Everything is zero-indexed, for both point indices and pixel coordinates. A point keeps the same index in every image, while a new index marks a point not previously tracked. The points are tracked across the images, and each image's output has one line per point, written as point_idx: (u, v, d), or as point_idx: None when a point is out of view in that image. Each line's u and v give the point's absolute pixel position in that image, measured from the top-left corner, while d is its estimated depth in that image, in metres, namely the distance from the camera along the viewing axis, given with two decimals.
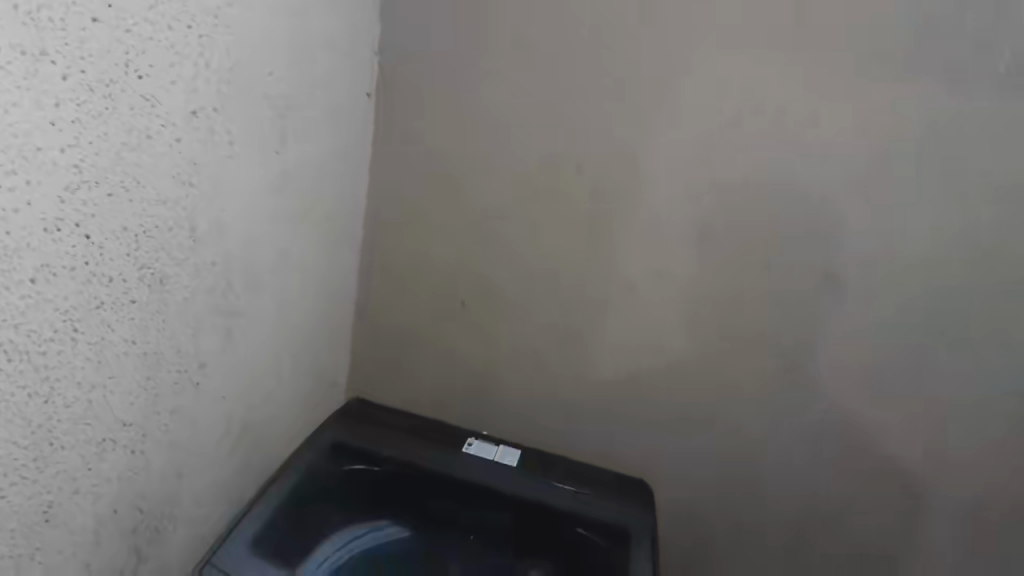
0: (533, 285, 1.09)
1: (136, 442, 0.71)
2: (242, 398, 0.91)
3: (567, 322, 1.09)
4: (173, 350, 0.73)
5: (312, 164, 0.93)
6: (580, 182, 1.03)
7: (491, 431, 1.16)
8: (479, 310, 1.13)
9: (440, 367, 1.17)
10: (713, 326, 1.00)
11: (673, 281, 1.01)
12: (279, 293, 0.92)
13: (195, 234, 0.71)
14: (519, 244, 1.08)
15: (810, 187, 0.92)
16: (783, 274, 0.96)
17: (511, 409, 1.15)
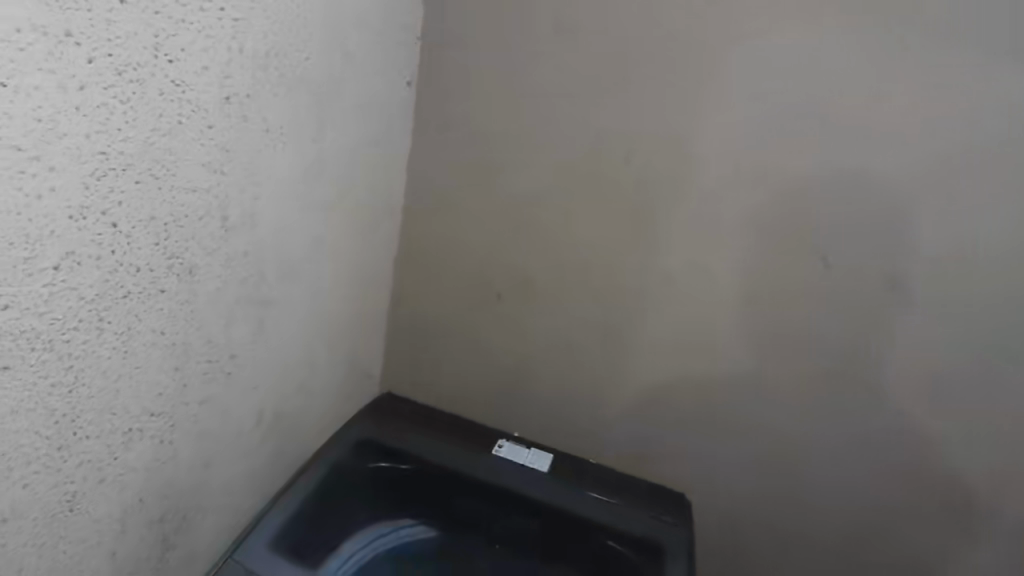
0: (572, 281, 1.05)
1: (163, 433, 0.70)
2: (273, 388, 0.90)
3: (609, 321, 1.04)
4: (202, 341, 0.72)
5: (349, 153, 0.91)
6: (623, 176, 0.99)
7: (524, 430, 1.14)
8: (516, 303, 1.09)
9: (473, 362, 1.14)
10: (756, 331, 0.97)
11: (718, 285, 0.97)
12: (313, 283, 0.91)
13: (226, 223, 0.70)
14: (558, 238, 1.04)
15: (862, 193, 0.88)
16: (839, 281, 0.91)
17: (546, 407, 1.11)
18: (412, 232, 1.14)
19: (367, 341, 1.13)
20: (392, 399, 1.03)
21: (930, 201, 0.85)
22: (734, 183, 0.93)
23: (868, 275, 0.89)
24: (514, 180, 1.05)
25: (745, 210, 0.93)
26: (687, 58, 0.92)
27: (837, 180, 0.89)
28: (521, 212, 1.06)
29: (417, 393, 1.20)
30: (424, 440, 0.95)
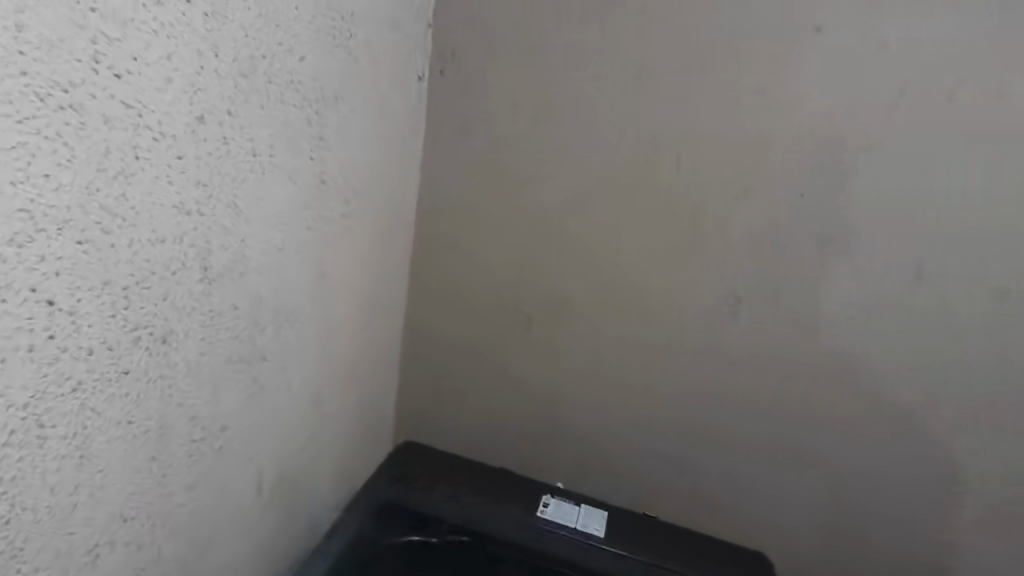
0: (619, 304, 0.90)
1: (141, 537, 0.57)
2: (278, 451, 0.76)
3: (657, 342, 0.90)
4: (183, 420, 0.58)
5: (356, 170, 0.75)
6: (676, 181, 0.84)
7: (559, 472, 0.98)
8: (550, 328, 0.94)
9: (498, 394, 0.99)
10: (836, 361, 0.83)
11: (793, 311, 0.83)
12: (320, 326, 0.76)
13: (207, 275, 0.55)
14: (601, 254, 0.89)
15: (949, 206, 0.76)
16: (933, 305, 0.78)
17: (583, 444, 0.96)
18: (423, 251, 0.98)
19: (381, 380, 0.98)
20: (410, 450, 0.89)
21: None
22: (810, 192, 0.80)
23: (965, 296, 0.77)
24: (545, 187, 0.90)
25: (827, 220, 0.80)
26: (753, 48, 0.79)
27: (921, 192, 0.77)
28: (555, 225, 0.91)
29: (432, 434, 1.04)
30: (455, 501, 0.82)
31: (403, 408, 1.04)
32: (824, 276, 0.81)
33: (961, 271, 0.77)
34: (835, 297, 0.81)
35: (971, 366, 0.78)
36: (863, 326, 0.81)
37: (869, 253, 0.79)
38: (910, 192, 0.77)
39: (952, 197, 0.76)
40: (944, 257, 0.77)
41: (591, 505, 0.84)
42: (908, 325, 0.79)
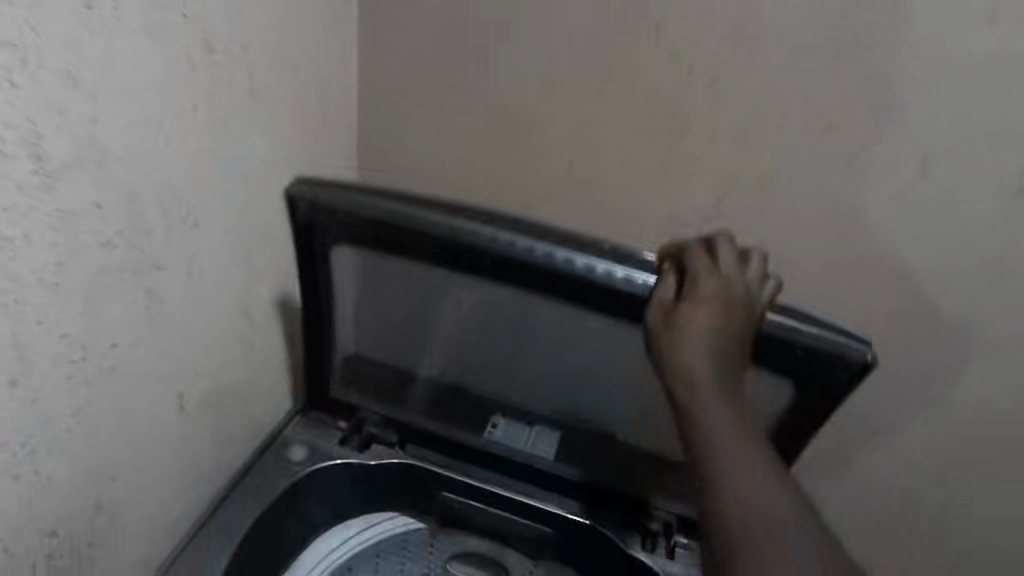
0: (604, 186, 0.78)
1: (18, 465, 0.51)
2: (196, 365, 0.69)
3: (680, 183, 0.75)
4: (49, 338, 0.50)
5: (244, 30, 0.61)
6: (660, 13, 0.69)
7: (553, 199, 0.81)
8: (539, 180, 0.81)
9: (508, 162, 0.81)
10: (844, 257, 0.73)
11: (781, 209, 0.73)
12: (229, 223, 0.66)
13: (42, 166, 0.45)
14: (576, 125, 0.76)
15: (970, 77, 0.62)
16: (939, 201, 0.67)
17: (586, 211, 0.80)
18: (375, 125, 0.85)
19: None
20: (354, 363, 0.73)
21: None
22: (804, 60, 0.66)
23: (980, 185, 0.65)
24: (508, 37, 0.75)
25: (824, 95, 0.67)
26: None
27: (941, 54, 0.62)
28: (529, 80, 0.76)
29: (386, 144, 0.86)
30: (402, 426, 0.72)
31: (361, 141, 0.86)
32: (823, 160, 0.69)
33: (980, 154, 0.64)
34: (835, 191, 0.70)
35: (977, 270, 0.68)
36: (858, 223, 0.71)
37: (871, 136, 0.67)
38: (927, 54, 0.62)
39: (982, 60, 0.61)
40: (964, 135, 0.64)
41: (545, 433, 0.70)
42: (913, 219, 0.68)
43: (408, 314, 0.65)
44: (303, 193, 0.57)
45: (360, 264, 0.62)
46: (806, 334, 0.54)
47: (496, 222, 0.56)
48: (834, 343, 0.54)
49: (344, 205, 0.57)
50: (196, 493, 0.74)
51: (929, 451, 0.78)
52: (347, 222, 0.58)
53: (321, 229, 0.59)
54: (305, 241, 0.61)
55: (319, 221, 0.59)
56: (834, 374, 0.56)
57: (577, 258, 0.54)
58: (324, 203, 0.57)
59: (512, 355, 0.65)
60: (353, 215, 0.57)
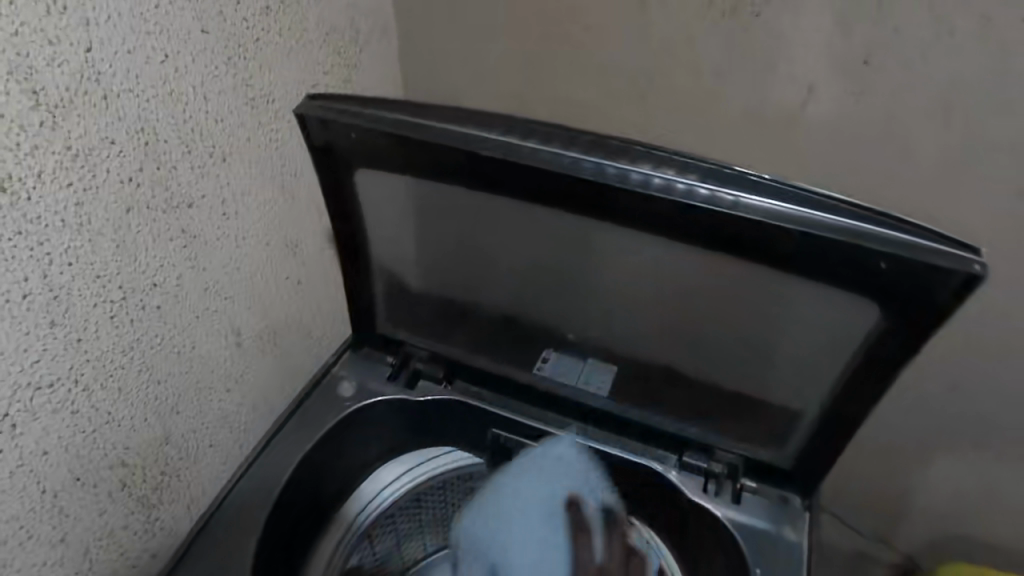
0: (673, 89, 0.70)
1: (76, 402, 0.53)
2: (247, 302, 0.69)
3: (756, 80, 0.66)
4: (83, 279, 0.50)
5: None
6: None
7: (607, 107, 0.74)
8: (591, 81, 0.73)
9: (557, 63, 0.74)
10: (952, 156, 0.64)
11: (882, 100, 0.63)
12: (259, 156, 0.64)
13: (41, 99, 0.43)
14: (639, 18, 0.67)
15: None
16: None
17: (646, 117, 0.73)
18: (422, 34, 0.79)
19: None
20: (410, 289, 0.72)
21: None
22: None
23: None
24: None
25: None
26: None
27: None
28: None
29: (428, 66, 0.81)
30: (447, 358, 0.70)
31: (404, 66, 0.82)
32: (948, 28, 0.57)
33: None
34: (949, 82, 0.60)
35: None
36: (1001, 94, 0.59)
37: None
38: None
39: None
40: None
41: (597, 368, 0.65)
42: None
43: (447, 238, 0.60)
44: (312, 111, 0.52)
45: (385, 185, 0.57)
46: (887, 242, 0.42)
47: (526, 137, 0.48)
48: (930, 252, 0.42)
49: (353, 120, 0.51)
50: (261, 423, 0.76)
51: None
52: (360, 141, 0.52)
53: (334, 149, 0.54)
54: (325, 163, 0.56)
55: (333, 141, 0.53)
56: (928, 294, 0.43)
57: (622, 165, 0.46)
58: (331, 122, 0.52)
59: (556, 281, 0.60)
60: (366, 132, 0.51)
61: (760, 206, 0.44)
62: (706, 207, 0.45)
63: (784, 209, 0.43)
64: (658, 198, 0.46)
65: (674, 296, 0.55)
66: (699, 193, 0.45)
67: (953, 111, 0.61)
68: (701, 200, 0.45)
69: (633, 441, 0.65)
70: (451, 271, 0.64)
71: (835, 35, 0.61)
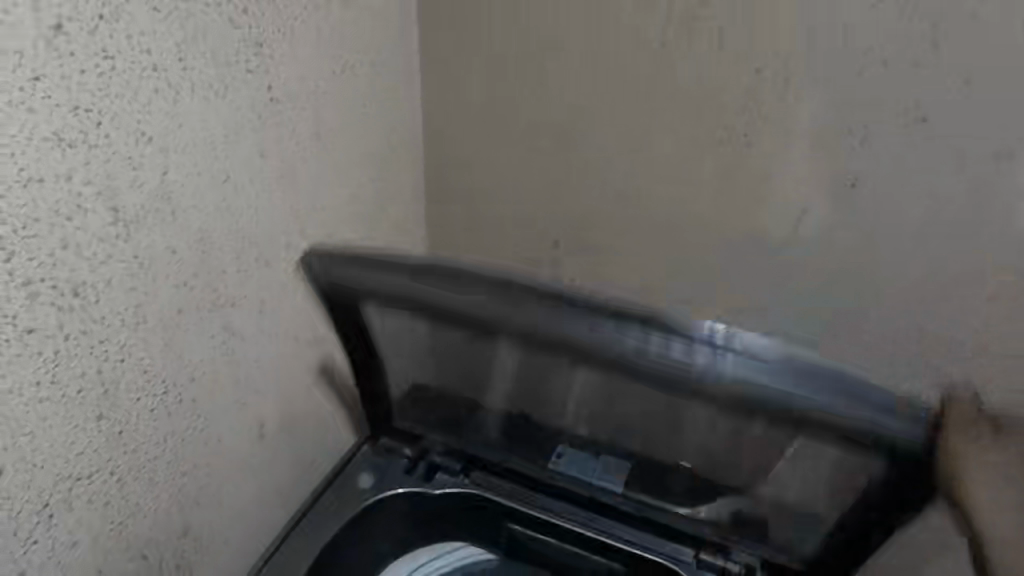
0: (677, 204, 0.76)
1: (108, 494, 0.55)
2: (275, 399, 0.72)
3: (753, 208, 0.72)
4: (132, 375, 0.54)
5: (316, 102, 0.66)
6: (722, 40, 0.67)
7: (617, 226, 0.80)
8: (601, 203, 0.80)
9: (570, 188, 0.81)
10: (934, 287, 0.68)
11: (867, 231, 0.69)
12: (299, 271, 0.70)
13: (119, 216, 0.49)
14: (645, 142, 0.74)
15: None
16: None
17: (652, 237, 0.79)
18: (447, 151, 0.86)
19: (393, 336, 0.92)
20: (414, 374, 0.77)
21: None
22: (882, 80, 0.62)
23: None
24: (572, 61, 0.74)
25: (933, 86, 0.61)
26: None
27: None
28: (595, 106, 0.75)
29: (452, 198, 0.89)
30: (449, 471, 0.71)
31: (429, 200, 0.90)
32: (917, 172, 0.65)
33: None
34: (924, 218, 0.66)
35: None
36: (979, 222, 0.64)
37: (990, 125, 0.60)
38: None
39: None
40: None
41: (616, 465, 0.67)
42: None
43: (445, 370, 0.65)
44: (325, 265, 0.60)
45: (386, 324, 0.62)
46: (837, 412, 0.47)
47: None
48: (876, 420, 0.47)
49: (363, 281, 0.58)
50: (271, 523, 0.76)
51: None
52: (361, 290, 0.59)
53: (337, 295, 0.61)
54: (335, 307, 0.63)
55: (340, 288, 0.60)
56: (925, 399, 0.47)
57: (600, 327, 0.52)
58: (340, 279, 0.59)
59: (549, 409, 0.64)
60: (369, 286, 0.58)
61: (726, 371, 0.49)
62: (676, 367, 0.50)
63: (747, 373, 0.48)
64: (636, 356, 0.51)
65: (657, 425, 0.60)
66: (669, 352, 0.50)
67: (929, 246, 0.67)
68: (671, 360, 0.50)
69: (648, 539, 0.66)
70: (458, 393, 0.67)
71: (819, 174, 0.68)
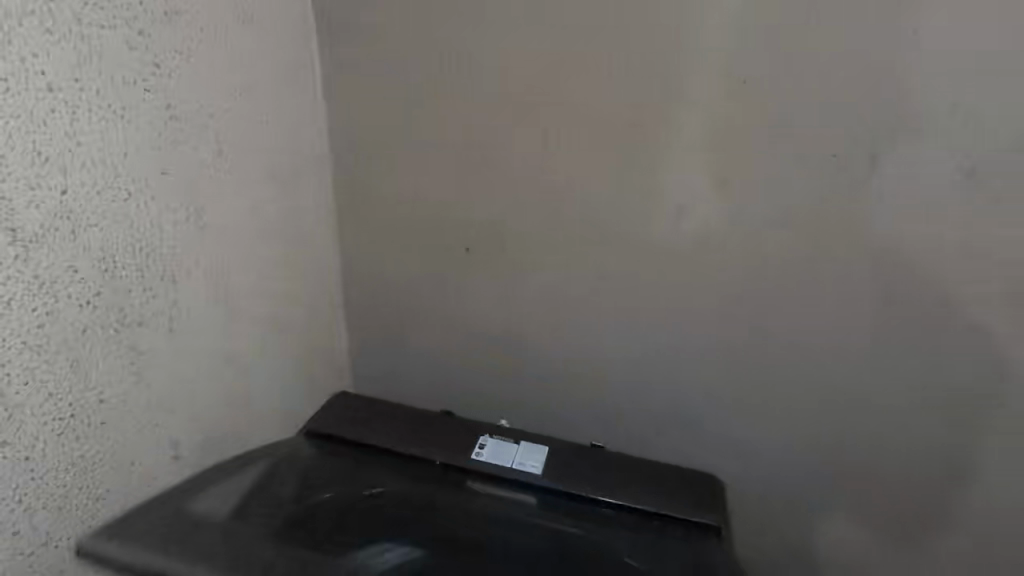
0: (578, 209, 0.84)
1: (15, 523, 0.54)
2: (192, 417, 0.71)
3: (629, 220, 0.83)
4: (35, 399, 0.53)
5: (225, 137, 0.69)
6: (590, 75, 0.78)
7: (515, 243, 0.88)
8: (499, 224, 0.87)
9: (472, 213, 0.88)
10: (778, 284, 0.81)
11: (721, 235, 0.80)
12: (212, 299, 0.71)
13: (17, 236, 0.49)
14: (542, 152, 0.83)
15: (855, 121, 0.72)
16: (840, 229, 0.76)
17: (544, 255, 0.87)
18: (354, 188, 0.91)
19: (314, 368, 0.93)
20: (347, 398, 0.85)
21: (935, 114, 0.70)
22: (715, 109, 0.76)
23: (934, 166, 0.72)
24: (467, 90, 0.82)
25: (774, 100, 0.74)
26: None
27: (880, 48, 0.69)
28: (487, 129, 0.83)
29: (363, 237, 0.93)
30: (378, 482, 0.74)
31: (340, 238, 0.94)
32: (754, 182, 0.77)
33: (930, 136, 0.71)
34: (764, 222, 0.78)
35: (879, 285, 0.77)
36: (821, 213, 0.76)
37: (814, 134, 0.74)
38: (862, 52, 0.70)
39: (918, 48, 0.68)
40: (913, 122, 0.71)
41: (530, 452, 0.79)
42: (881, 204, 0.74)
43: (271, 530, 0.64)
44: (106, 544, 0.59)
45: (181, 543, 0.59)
46: None
47: None
48: None
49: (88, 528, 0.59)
50: None
51: (931, 438, 0.81)
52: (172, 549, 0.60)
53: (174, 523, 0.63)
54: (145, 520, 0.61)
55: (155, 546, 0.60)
56: None
57: None
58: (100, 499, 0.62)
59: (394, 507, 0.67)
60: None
61: None
62: None
63: None
64: None
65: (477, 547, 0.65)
66: None
67: (768, 248, 0.79)
68: None
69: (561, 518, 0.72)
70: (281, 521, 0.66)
71: (680, 188, 0.80)
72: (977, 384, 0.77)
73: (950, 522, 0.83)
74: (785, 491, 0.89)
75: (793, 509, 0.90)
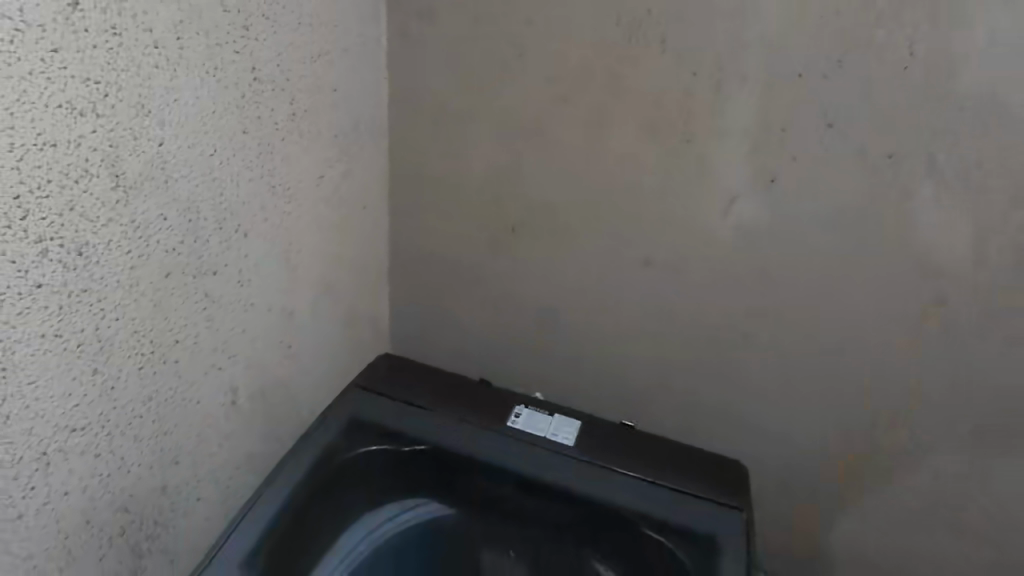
0: (629, 193, 0.86)
1: (99, 446, 0.59)
2: (250, 363, 0.76)
3: (675, 207, 0.84)
4: (123, 334, 0.57)
5: (297, 99, 0.72)
6: (648, 62, 0.79)
7: (561, 221, 0.90)
8: (547, 202, 0.90)
9: (521, 189, 0.90)
10: (818, 280, 0.82)
11: (764, 228, 0.82)
12: (277, 254, 0.75)
13: (120, 182, 0.53)
14: (595, 134, 0.84)
15: (909, 124, 0.73)
16: (885, 229, 0.77)
17: (589, 235, 0.89)
18: (408, 156, 0.94)
19: (359, 327, 0.97)
20: (390, 358, 0.89)
21: (989, 122, 0.70)
22: (770, 103, 0.76)
23: (984, 173, 0.72)
24: (524, 68, 0.84)
25: (835, 97, 0.74)
26: None
27: (950, 49, 0.69)
28: (541, 108, 0.85)
29: (412, 205, 0.96)
30: (419, 438, 0.79)
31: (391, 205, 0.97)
32: (803, 177, 0.78)
33: (987, 142, 0.71)
34: (809, 217, 0.80)
35: (918, 288, 0.78)
36: (867, 215, 0.78)
37: (868, 134, 0.74)
38: (929, 53, 0.70)
39: (983, 52, 0.68)
40: (974, 127, 0.71)
41: (563, 423, 0.82)
42: (934, 207, 0.75)
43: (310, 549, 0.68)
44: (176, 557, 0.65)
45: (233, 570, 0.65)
46: None
47: None
48: None
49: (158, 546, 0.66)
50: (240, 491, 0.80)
51: (954, 440, 0.83)
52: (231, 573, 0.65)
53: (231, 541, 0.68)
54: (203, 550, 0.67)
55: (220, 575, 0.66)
56: None
57: None
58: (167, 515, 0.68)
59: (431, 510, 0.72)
60: None
61: None
62: None
63: None
64: None
65: None
66: None
67: (811, 244, 0.81)
68: None
69: (591, 488, 0.75)
70: (310, 497, 0.73)
71: (729, 179, 0.81)
72: (1002, 389, 0.79)
73: (961, 520, 0.85)
74: (803, 477, 0.91)
75: (815, 499, 0.92)
